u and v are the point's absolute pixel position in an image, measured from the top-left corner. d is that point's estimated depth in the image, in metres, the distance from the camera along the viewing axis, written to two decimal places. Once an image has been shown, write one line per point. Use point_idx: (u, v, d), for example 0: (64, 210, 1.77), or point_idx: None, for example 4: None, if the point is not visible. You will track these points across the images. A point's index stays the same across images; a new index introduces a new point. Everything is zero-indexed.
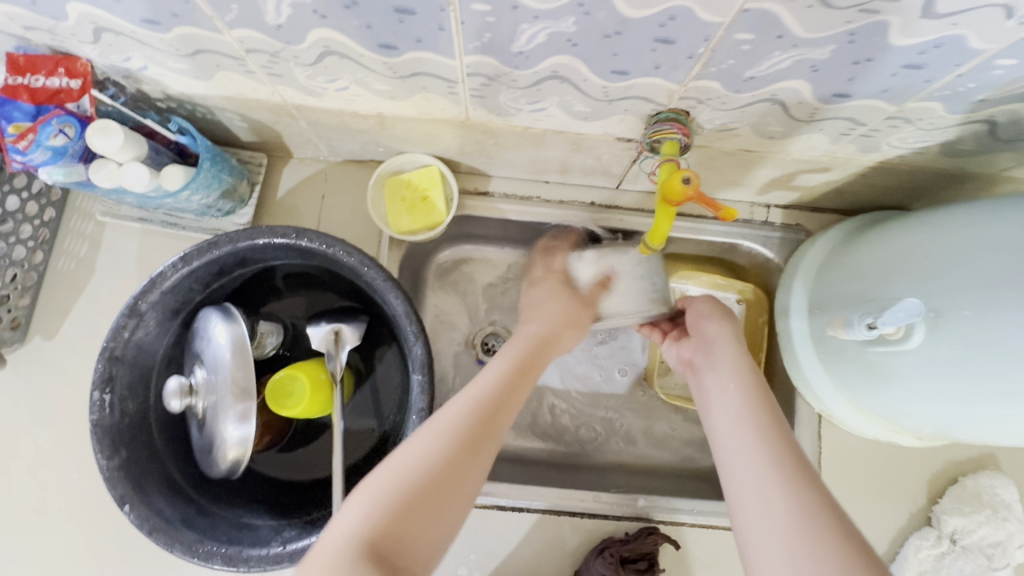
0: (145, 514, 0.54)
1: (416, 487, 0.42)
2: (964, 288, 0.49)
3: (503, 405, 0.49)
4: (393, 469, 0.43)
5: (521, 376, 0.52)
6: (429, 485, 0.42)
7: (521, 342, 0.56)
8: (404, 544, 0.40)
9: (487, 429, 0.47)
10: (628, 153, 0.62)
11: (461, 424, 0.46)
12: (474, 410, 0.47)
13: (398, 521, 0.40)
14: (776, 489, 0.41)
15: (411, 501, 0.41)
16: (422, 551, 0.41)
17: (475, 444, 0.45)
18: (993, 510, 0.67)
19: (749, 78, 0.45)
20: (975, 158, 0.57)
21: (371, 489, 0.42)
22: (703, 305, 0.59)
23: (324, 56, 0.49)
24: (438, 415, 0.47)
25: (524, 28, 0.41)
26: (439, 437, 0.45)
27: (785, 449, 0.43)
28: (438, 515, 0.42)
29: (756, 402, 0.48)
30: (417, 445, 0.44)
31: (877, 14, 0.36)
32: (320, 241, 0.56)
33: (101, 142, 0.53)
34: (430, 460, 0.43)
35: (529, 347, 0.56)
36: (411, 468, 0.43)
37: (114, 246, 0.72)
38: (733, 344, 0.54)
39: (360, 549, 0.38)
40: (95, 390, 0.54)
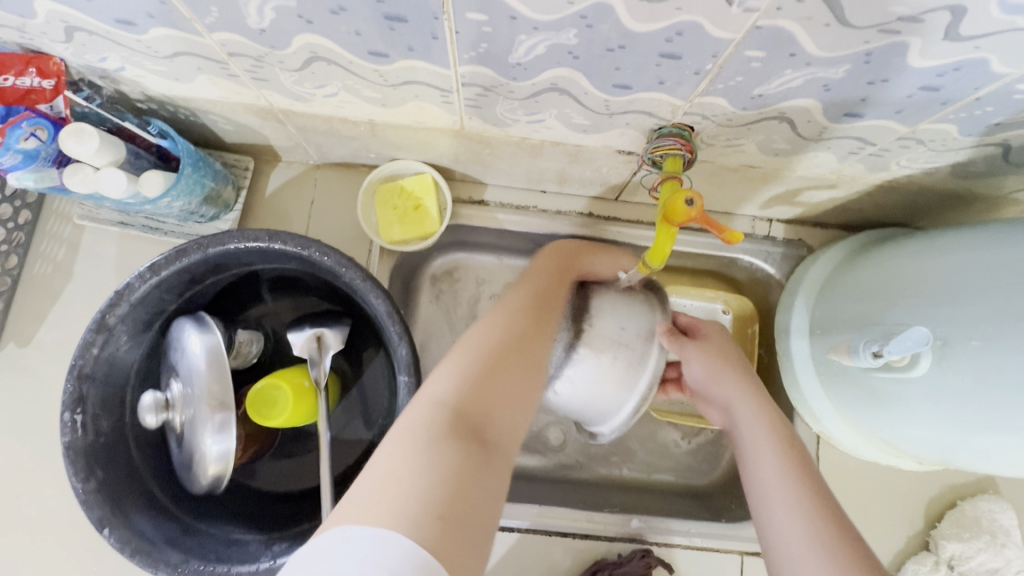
0: (126, 535, 0.52)
1: (494, 356, 0.44)
2: (973, 317, 0.47)
3: (552, 307, 0.52)
4: (469, 346, 0.45)
5: (560, 278, 0.55)
6: (507, 358, 0.44)
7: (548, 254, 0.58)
8: (491, 408, 0.41)
9: (542, 321, 0.49)
10: (628, 166, 0.60)
11: (522, 314, 0.49)
12: (531, 307, 0.50)
13: (481, 390, 0.41)
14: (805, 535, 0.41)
15: (494, 366, 0.43)
16: (505, 426, 0.41)
17: (536, 330, 0.48)
18: (992, 537, 0.65)
19: (758, 95, 0.43)
20: (985, 180, 0.56)
21: (454, 364, 0.43)
22: (701, 364, 0.55)
23: (311, 62, 0.46)
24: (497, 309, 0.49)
25: (523, 38, 0.39)
26: (504, 323, 0.47)
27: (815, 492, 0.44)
28: (511, 383, 0.43)
29: (781, 441, 0.47)
30: (484, 330, 0.46)
31: (897, 35, 0.34)
32: (295, 243, 0.54)
33: (75, 146, 0.50)
34: (496, 345, 0.45)
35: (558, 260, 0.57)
36: (490, 336, 0.46)
37: (93, 250, 0.69)
38: (744, 383, 0.52)
39: (448, 416, 0.39)
40: (65, 411, 0.52)
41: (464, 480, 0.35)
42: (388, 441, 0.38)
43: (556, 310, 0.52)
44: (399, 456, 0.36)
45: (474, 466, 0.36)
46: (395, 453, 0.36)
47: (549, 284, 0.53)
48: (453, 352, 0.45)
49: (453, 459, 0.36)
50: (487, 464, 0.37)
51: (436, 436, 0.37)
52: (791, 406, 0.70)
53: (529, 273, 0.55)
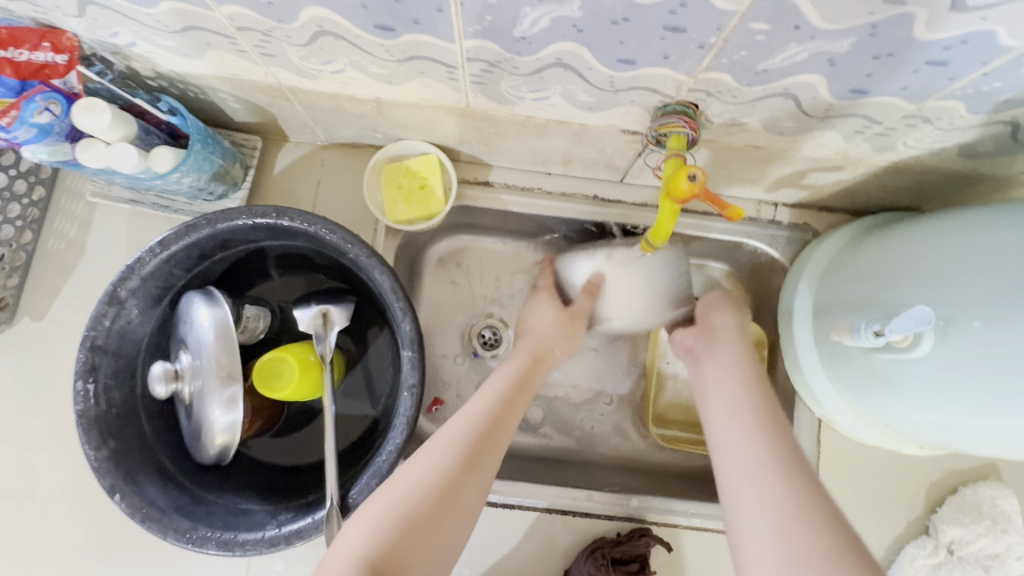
0: (136, 502, 0.53)
1: (418, 506, 0.44)
2: (975, 297, 0.47)
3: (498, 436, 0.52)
4: (400, 482, 0.46)
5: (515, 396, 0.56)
6: (431, 508, 0.45)
7: (518, 360, 0.60)
8: (410, 562, 0.42)
9: (483, 449, 0.50)
10: (632, 146, 0.60)
11: (463, 441, 0.49)
12: (474, 432, 0.51)
13: (401, 538, 0.42)
14: (767, 471, 0.44)
15: (421, 513, 0.44)
16: (421, 571, 0.43)
17: (472, 463, 0.49)
18: (992, 522, 0.66)
19: (763, 70, 0.43)
20: (992, 161, 0.55)
21: (380, 506, 0.44)
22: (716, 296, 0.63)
23: (318, 37, 0.47)
24: (430, 443, 0.49)
25: (527, 11, 0.39)
26: (449, 454, 0.48)
27: (780, 436, 0.47)
28: (436, 529, 0.44)
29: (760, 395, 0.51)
30: (424, 462, 0.47)
31: (901, 6, 0.34)
32: (301, 220, 0.55)
33: (88, 121, 0.51)
34: (428, 481, 0.46)
35: (526, 363, 0.60)
36: (417, 476, 0.46)
37: (105, 227, 0.70)
38: (737, 344, 0.57)
39: (361, 565, 0.40)
40: (78, 380, 0.53)
41: None
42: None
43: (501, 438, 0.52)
44: None
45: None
46: None
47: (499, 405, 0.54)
48: (377, 494, 0.46)
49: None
50: None
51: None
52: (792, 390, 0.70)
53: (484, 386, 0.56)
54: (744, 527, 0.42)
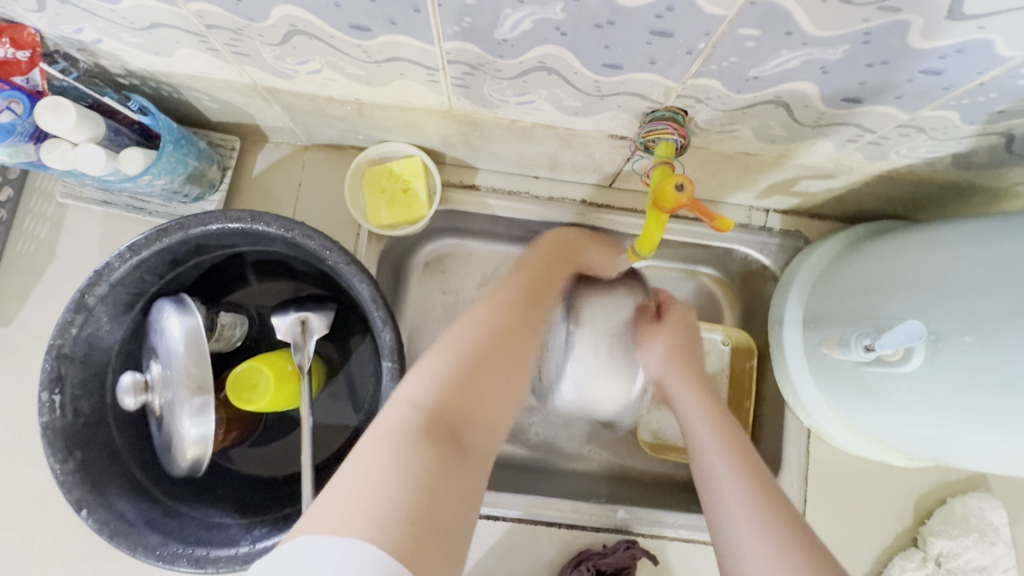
0: (105, 517, 0.51)
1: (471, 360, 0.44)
2: (968, 311, 0.46)
3: (533, 312, 0.51)
4: (450, 343, 0.45)
5: (547, 280, 0.54)
6: (485, 362, 0.44)
7: (548, 244, 0.59)
8: (470, 413, 0.42)
9: (524, 322, 0.49)
10: (621, 151, 0.58)
11: (508, 309, 0.49)
12: (516, 303, 0.50)
13: (460, 394, 0.42)
14: (750, 523, 0.42)
15: (474, 365, 0.44)
16: (482, 425, 0.42)
17: (512, 335, 0.47)
18: (980, 534, 0.65)
19: (753, 77, 0.41)
20: (986, 172, 0.54)
21: (432, 365, 0.43)
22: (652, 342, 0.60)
23: (292, 36, 0.45)
24: (474, 310, 0.48)
25: (508, 13, 0.37)
26: (491, 318, 0.47)
27: (761, 484, 0.45)
28: (492, 380, 0.44)
29: (733, 441, 0.50)
30: (468, 321, 0.47)
31: (896, 14, 0.33)
32: (277, 225, 0.52)
33: (51, 121, 0.49)
34: (480, 337, 0.45)
35: (556, 249, 0.58)
36: (470, 335, 0.45)
37: (76, 229, 0.68)
38: (699, 399, 0.55)
39: (426, 415, 0.39)
40: (43, 390, 0.51)
41: (436, 480, 0.36)
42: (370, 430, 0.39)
43: (536, 314, 0.51)
44: (367, 458, 0.36)
45: (449, 463, 0.37)
46: (365, 455, 0.36)
47: (530, 283, 0.53)
48: (427, 355, 0.44)
49: (429, 459, 0.36)
50: (459, 469, 0.38)
51: (414, 432, 0.38)
52: (782, 400, 0.69)
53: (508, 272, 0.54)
54: (738, 544, 0.42)
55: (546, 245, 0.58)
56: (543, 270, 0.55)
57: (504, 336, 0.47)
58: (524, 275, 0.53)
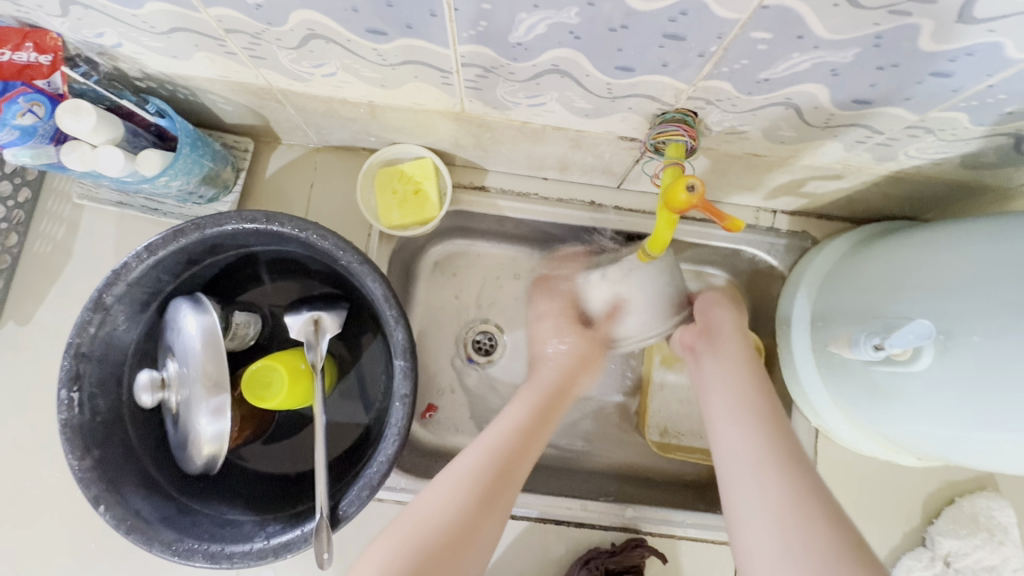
0: (121, 513, 0.52)
1: (433, 542, 0.43)
2: (976, 311, 0.46)
3: (514, 469, 0.50)
4: (415, 512, 0.46)
5: (529, 437, 0.53)
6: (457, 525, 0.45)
7: (531, 392, 0.59)
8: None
9: (503, 484, 0.49)
10: (630, 152, 0.59)
11: (485, 466, 0.49)
12: (495, 458, 0.50)
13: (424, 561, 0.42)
14: (768, 468, 0.44)
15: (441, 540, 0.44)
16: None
17: (491, 496, 0.48)
18: (989, 534, 0.65)
19: (764, 80, 0.42)
20: (994, 172, 0.54)
21: (394, 540, 0.44)
22: (710, 295, 0.62)
23: (309, 40, 0.46)
24: (452, 469, 0.49)
25: (523, 17, 0.38)
26: (467, 479, 0.48)
27: (779, 435, 0.47)
28: (458, 558, 0.44)
29: (754, 388, 0.52)
30: (435, 493, 0.47)
31: (907, 17, 0.34)
32: (292, 225, 0.53)
33: (72, 124, 0.50)
34: (450, 506, 0.46)
35: (537, 397, 0.58)
36: (438, 506, 0.46)
37: (92, 230, 0.69)
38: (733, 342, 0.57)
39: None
40: (62, 388, 0.52)
41: None
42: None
43: (518, 471, 0.50)
44: None
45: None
46: None
47: (518, 433, 0.53)
48: (393, 525, 0.45)
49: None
50: None
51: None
52: (790, 399, 0.70)
53: (502, 414, 0.56)
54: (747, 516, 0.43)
55: (527, 394, 0.58)
56: (539, 425, 0.55)
57: (479, 501, 0.47)
58: (499, 429, 0.53)
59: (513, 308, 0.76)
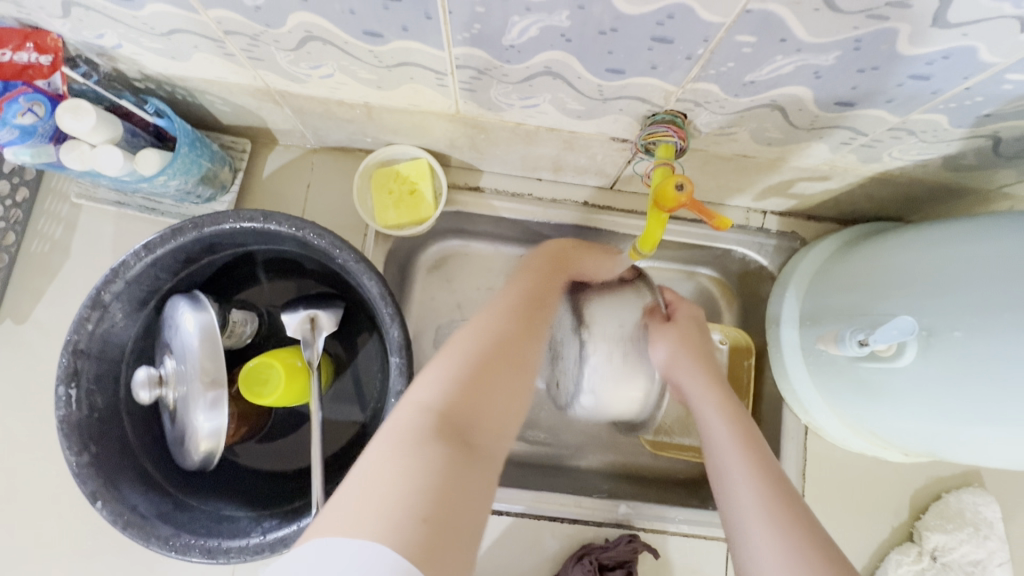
0: (119, 509, 0.53)
1: (484, 362, 0.42)
2: (956, 307, 0.48)
3: (541, 303, 0.51)
4: (457, 347, 0.43)
5: (542, 297, 0.51)
6: (496, 358, 0.43)
7: (539, 257, 0.56)
8: (480, 435, 0.39)
9: (535, 320, 0.48)
10: (622, 153, 0.60)
11: (512, 313, 0.48)
12: (521, 305, 0.49)
13: (467, 395, 0.40)
14: (760, 523, 0.41)
15: (485, 367, 0.42)
16: (494, 436, 0.40)
17: (527, 328, 0.47)
18: (974, 529, 0.66)
19: (749, 82, 0.43)
20: (975, 173, 0.56)
21: (439, 370, 0.41)
22: (669, 349, 0.57)
23: (307, 42, 0.47)
24: (485, 311, 0.48)
25: (516, 20, 0.39)
26: (497, 323, 0.46)
27: (771, 476, 0.44)
28: (500, 386, 0.42)
29: (745, 437, 0.48)
30: (472, 330, 0.45)
31: (885, 21, 0.35)
32: (288, 224, 0.54)
33: (72, 123, 0.51)
34: (490, 339, 0.44)
35: (547, 262, 0.56)
36: (479, 339, 0.44)
37: (90, 229, 0.70)
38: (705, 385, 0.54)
39: (434, 422, 0.38)
40: (60, 384, 0.53)
41: (448, 482, 0.35)
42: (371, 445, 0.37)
43: (546, 306, 0.51)
44: (380, 456, 0.36)
45: (457, 469, 0.36)
46: (376, 455, 0.36)
47: (538, 281, 0.53)
48: (438, 357, 0.43)
49: (439, 466, 0.35)
50: (472, 472, 0.37)
51: (420, 440, 0.36)
52: (780, 397, 0.71)
53: (520, 271, 0.55)
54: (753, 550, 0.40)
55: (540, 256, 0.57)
56: (550, 274, 0.55)
57: (516, 335, 0.46)
58: (516, 286, 0.51)
59: None
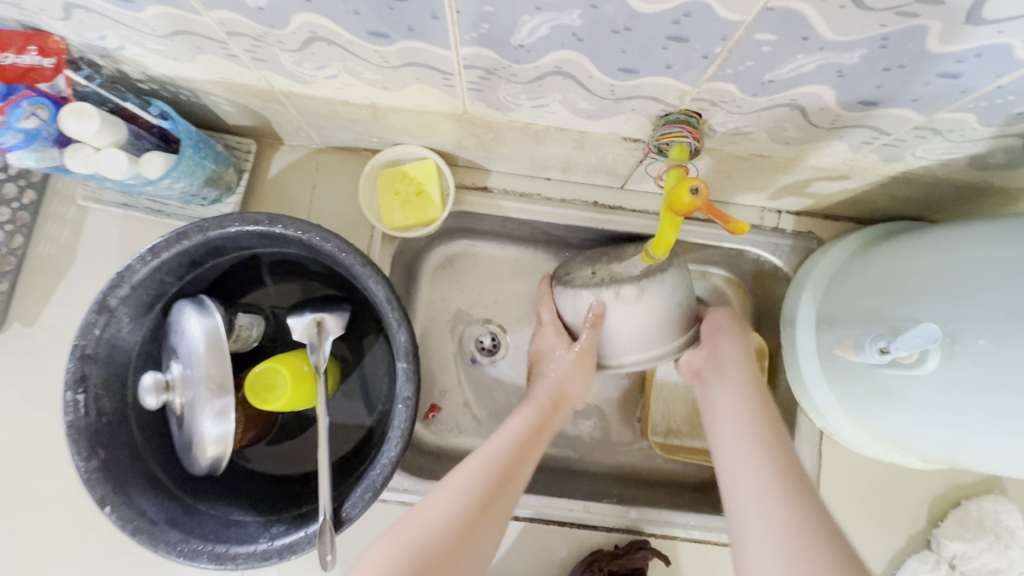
0: (127, 514, 0.52)
1: (435, 543, 0.44)
2: (983, 315, 0.46)
3: (517, 474, 0.52)
4: (412, 522, 0.46)
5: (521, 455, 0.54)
6: (452, 536, 0.45)
7: (535, 408, 0.59)
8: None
9: (501, 498, 0.49)
10: (634, 153, 0.59)
11: (479, 482, 0.49)
12: (494, 471, 0.51)
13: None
14: (774, 499, 0.43)
15: (436, 549, 0.44)
16: None
17: (491, 503, 0.48)
18: (996, 537, 0.65)
19: (769, 81, 0.41)
20: (1002, 173, 0.54)
21: (387, 548, 0.43)
22: (719, 319, 0.61)
23: (311, 42, 0.45)
24: (450, 480, 0.50)
25: (525, 19, 0.38)
26: (458, 497, 0.48)
27: (787, 460, 0.47)
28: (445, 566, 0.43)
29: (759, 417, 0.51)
30: (435, 503, 0.47)
31: (915, 18, 0.33)
32: (294, 228, 0.53)
33: (75, 126, 0.50)
34: (448, 514, 0.46)
35: (534, 417, 0.58)
36: (434, 517, 0.46)
37: (97, 231, 0.69)
38: (744, 366, 0.57)
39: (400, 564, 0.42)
40: (67, 390, 0.52)
41: None
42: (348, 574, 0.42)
43: (521, 476, 0.52)
44: None
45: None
46: None
47: (520, 443, 0.54)
48: (391, 532, 0.45)
49: None
50: None
51: None
52: (795, 401, 0.69)
53: (505, 425, 0.57)
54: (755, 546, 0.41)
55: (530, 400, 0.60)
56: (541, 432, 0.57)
57: (476, 510, 0.47)
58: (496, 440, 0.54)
59: (515, 309, 0.76)
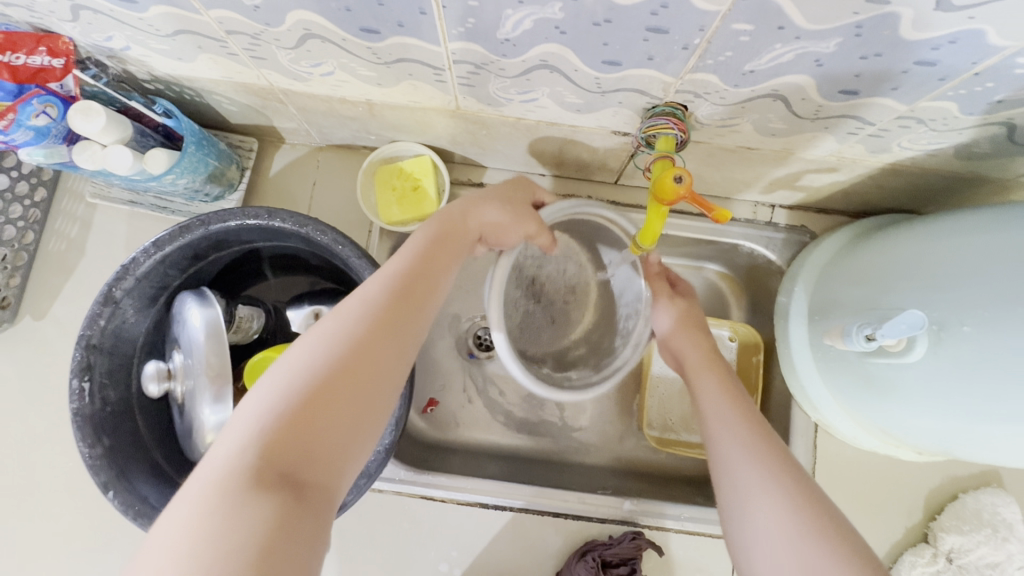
0: (129, 499, 0.53)
1: (327, 378, 0.36)
2: (968, 302, 0.46)
3: (414, 298, 0.44)
4: (291, 374, 0.37)
5: (406, 291, 0.44)
6: (340, 375, 0.37)
7: (429, 239, 0.49)
8: (330, 448, 0.35)
9: (399, 322, 0.42)
10: (624, 147, 0.60)
11: (370, 314, 0.41)
12: (384, 302, 0.42)
13: (297, 434, 0.34)
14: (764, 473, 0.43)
15: (329, 388, 0.36)
16: (338, 462, 0.35)
17: (389, 323, 0.41)
18: (992, 530, 0.64)
19: (749, 71, 0.42)
20: (990, 162, 0.54)
21: (264, 399, 0.36)
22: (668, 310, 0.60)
23: (306, 40, 0.47)
24: (338, 313, 0.41)
25: (509, 13, 0.39)
26: (345, 330, 0.39)
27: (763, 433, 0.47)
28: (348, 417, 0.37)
29: (762, 450, 0.46)
30: (318, 339, 0.39)
31: (886, 6, 0.34)
32: (292, 221, 0.55)
33: (83, 124, 0.52)
34: (335, 349, 0.38)
35: (440, 231, 0.50)
36: (318, 359, 0.37)
37: (104, 228, 0.72)
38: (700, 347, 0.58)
39: (253, 462, 0.33)
40: (73, 378, 0.54)
41: (273, 534, 0.30)
42: (173, 505, 0.32)
43: (419, 303, 0.44)
44: (196, 516, 0.31)
45: (289, 520, 0.31)
46: (191, 516, 0.31)
47: (412, 269, 0.46)
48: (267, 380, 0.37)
49: (261, 512, 0.31)
50: (304, 516, 0.32)
51: (237, 488, 0.31)
52: (788, 394, 0.70)
53: (402, 250, 0.48)
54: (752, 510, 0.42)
55: (430, 231, 0.50)
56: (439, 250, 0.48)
57: (370, 335, 0.40)
58: (375, 286, 0.43)
59: None
